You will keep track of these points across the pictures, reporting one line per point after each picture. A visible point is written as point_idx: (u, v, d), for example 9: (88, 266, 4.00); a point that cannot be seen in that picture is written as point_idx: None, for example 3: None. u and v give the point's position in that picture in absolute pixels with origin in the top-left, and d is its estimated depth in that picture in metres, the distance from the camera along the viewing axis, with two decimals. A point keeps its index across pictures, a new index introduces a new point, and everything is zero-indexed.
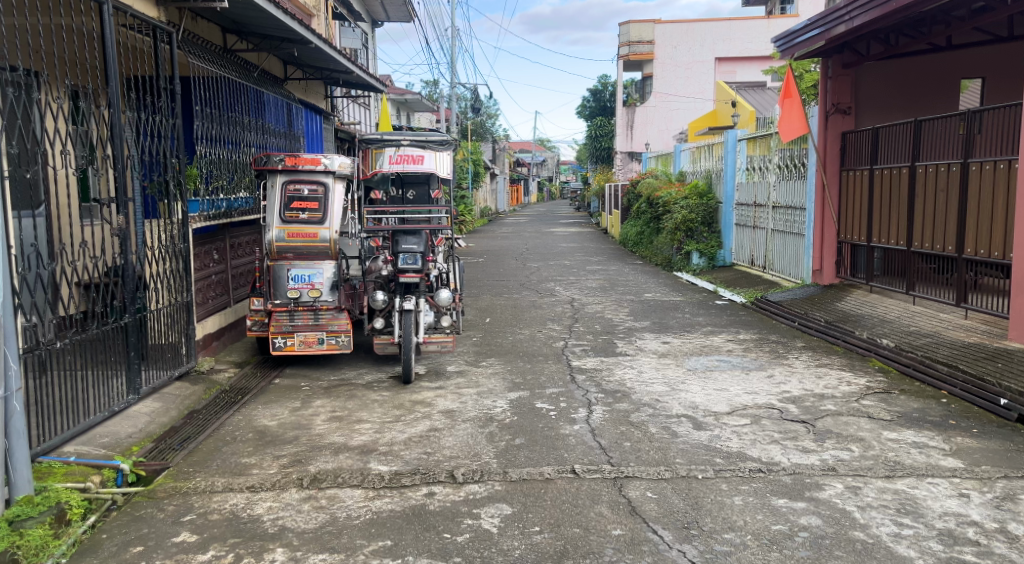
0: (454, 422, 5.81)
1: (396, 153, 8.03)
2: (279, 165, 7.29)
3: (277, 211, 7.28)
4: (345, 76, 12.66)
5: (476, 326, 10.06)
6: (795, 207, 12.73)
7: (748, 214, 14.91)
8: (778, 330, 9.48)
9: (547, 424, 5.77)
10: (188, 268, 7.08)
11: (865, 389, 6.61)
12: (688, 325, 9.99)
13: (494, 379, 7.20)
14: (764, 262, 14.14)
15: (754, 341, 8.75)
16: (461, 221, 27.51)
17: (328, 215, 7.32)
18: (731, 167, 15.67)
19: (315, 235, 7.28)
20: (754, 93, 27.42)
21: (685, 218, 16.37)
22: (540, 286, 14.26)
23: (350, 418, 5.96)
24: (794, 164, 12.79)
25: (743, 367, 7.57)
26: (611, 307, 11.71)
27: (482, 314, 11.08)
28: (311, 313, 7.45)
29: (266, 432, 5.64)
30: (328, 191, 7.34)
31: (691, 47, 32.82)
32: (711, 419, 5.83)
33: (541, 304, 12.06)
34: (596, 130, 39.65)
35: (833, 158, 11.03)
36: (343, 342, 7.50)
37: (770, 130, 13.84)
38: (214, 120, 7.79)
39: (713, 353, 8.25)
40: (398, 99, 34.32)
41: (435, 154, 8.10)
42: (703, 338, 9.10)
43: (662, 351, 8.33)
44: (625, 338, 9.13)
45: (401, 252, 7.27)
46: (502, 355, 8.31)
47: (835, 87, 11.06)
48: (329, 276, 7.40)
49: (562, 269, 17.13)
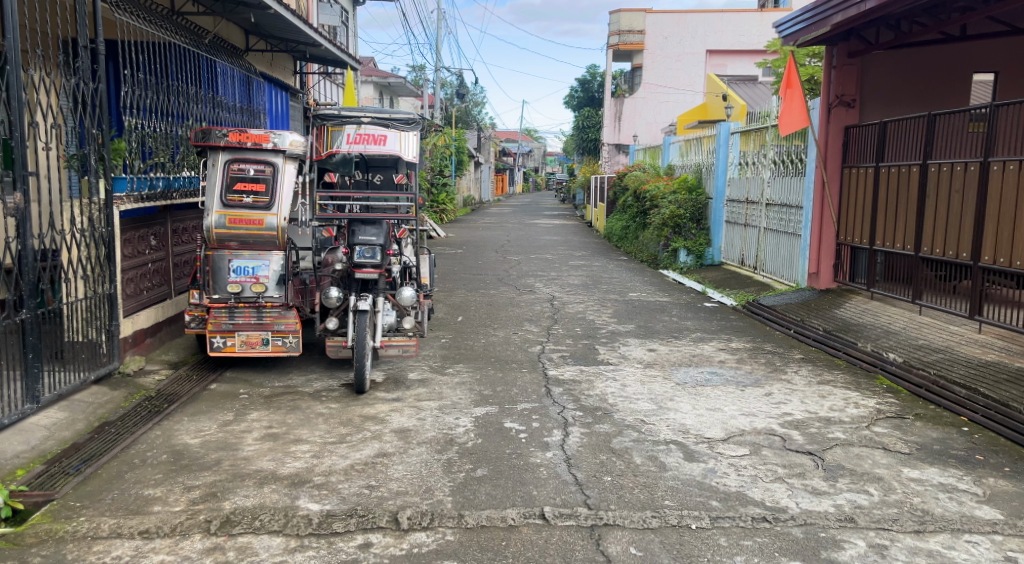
0: (407, 446, 4.98)
1: (355, 132, 6.79)
2: (222, 141, 6.49)
3: (217, 193, 6.45)
4: (313, 49, 11.74)
5: (446, 326, 9.22)
6: (790, 206, 11.99)
7: (739, 212, 14.19)
8: (772, 339, 8.74)
9: (515, 451, 4.96)
10: (113, 256, 6.32)
11: (875, 412, 5.81)
12: (675, 330, 9.22)
13: (459, 391, 6.38)
14: (754, 263, 13.44)
15: (747, 352, 8.00)
16: (442, 209, 26.70)
17: (276, 200, 6.49)
18: (722, 161, 14.93)
19: (260, 221, 6.46)
20: (746, 86, 26.61)
21: (672, 214, 15.60)
22: (520, 281, 13.48)
23: (286, 438, 5.12)
24: (791, 160, 12.06)
25: (737, 382, 6.81)
26: (593, 307, 10.93)
27: (455, 312, 10.26)
28: (253, 310, 6.58)
29: (183, 453, 4.80)
30: (276, 172, 6.53)
31: (682, 38, 31.99)
32: (705, 448, 5.05)
33: (519, 301, 11.27)
34: (583, 121, 38.91)
35: (835, 155, 10.24)
36: (291, 344, 6.62)
37: (765, 122, 13.08)
38: (149, 88, 6.97)
39: (703, 364, 7.49)
40: (380, 82, 33.54)
41: (399, 133, 6.79)
42: (692, 346, 8.33)
43: (647, 361, 7.55)
44: (608, 344, 8.34)
45: (357, 244, 6.40)
46: (471, 360, 7.48)
47: (840, 77, 10.24)
48: (276, 270, 6.56)
49: (544, 263, 16.36)
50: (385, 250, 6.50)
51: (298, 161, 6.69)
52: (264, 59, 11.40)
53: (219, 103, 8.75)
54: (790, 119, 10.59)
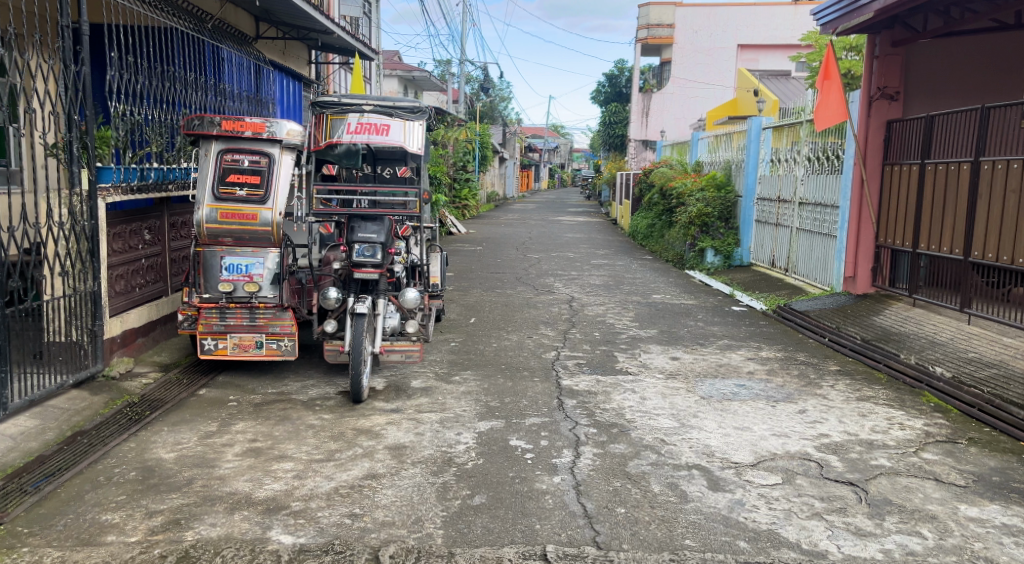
0: (400, 466, 4.52)
1: (357, 121, 6.26)
2: (213, 130, 6.02)
3: (208, 186, 6.00)
4: (326, 38, 11.29)
5: (457, 328, 8.76)
6: (825, 205, 11.39)
7: (770, 210, 13.58)
8: (806, 347, 8.17)
9: (519, 474, 4.47)
10: (98, 251, 5.92)
11: (923, 435, 5.25)
12: (700, 337, 8.67)
13: (464, 402, 5.90)
14: (785, 265, 12.85)
15: (778, 363, 7.44)
16: (464, 205, 26.28)
17: (271, 193, 6.04)
18: (753, 158, 14.33)
19: (254, 216, 5.99)
20: (778, 81, 25.86)
21: (699, 212, 14.99)
22: (538, 281, 12.98)
23: (269, 453, 4.67)
24: (826, 156, 11.47)
25: (767, 397, 6.26)
26: (614, 310, 10.40)
27: (468, 313, 9.81)
28: (246, 311, 6.12)
29: (155, 470, 4.36)
30: (273, 164, 6.07)
31: (713, 32, 31.29)
32: (731, 475, 4.53)
33: (536, 303, 10.78)
34: (610, 116, 38.27)
35: (875, 151, 9.72)
36: (286, 348, 6.13)
37: (800, 117, 12.47)
38: (140, 73, 6.53)
39: (730, 375, 6.95)
40: (405, 76, 33.15)
41: (404, 123, 6.35)
42: (719, 354, 7.78)
43: (670, 371, 7.02)
44: (628, 351, 7.83)
45: (357, 242, 5.93)
46: (480, 367, 7.02)
47: (883, 67, 9.66)
48: (270, 268, 6.10)
49: (566, 262, 15.84)
50: (387, 249, 6.02)
51: (297, 152, 6.21)
52: (275, 48, 10.99)
53: (222, 91, 8.34)
54: (828, 114, 10.06)
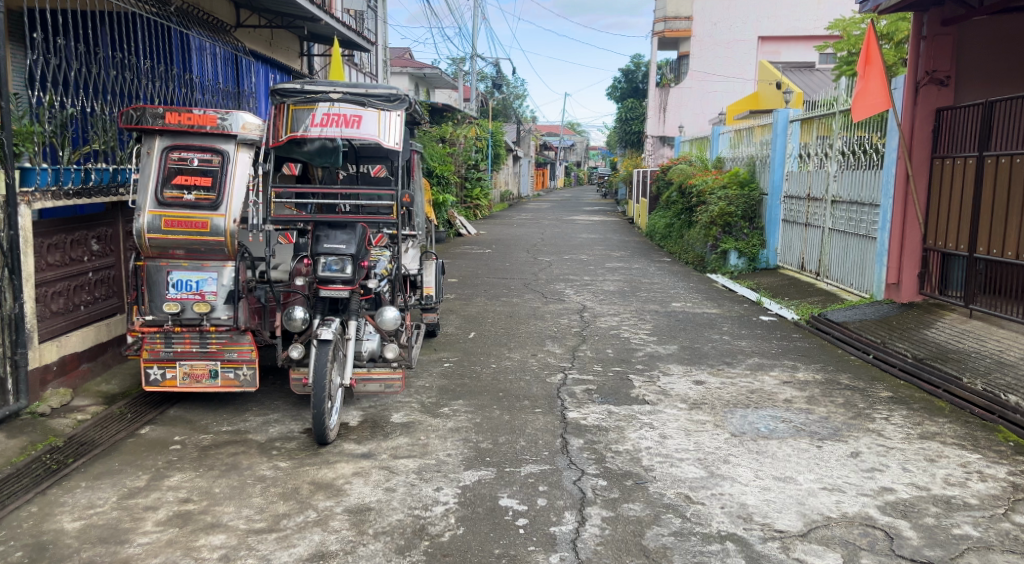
0: (361, 541, 3.64)
1: (326, 110, 5.21)
2: (156, 125, 5.00)
3: (151, 188, 4.98)
4: (313, 25, 10.33)
5: (453, 345, 7.84)
6: (861, 203, 10.40)
7: (800, 209, 12.56)
8: (849, 368, 7.21)
9: (506, 551, 3.58)
10: (18, 268, 4.99)
11: (1008, 493, 4.30)
12: (727, 355, 7.70)
13: (451, 442, 4.99)
14: (816, 268, 11.87)
15: (818, 388, 6.46)
16: (475, 205, 25.46)
17: (225, 196, 5.01)
18: (779, 153, 13.33)
19: (204, 224, 4.96)
20: (801, 74, 24.82)
21: (722, 211, 13.93)
22: (548, 288, 12.05)
23: (199, 521, 3.75)
24: (863, 151, 10.49)
25: (810, 434, 5.29)
26: (630, 321, 9.45)
27: (467, 327, 8.90)
28: (196, 336, 5.10)
29: (48, 549, 3.48)
30: (226, 163, 5.07)
31: (732, 24, 30.27)
32: (774, 551, 3.61)
33: (544, 314, 9.86)
34: (625, 113, 37.27)
35: (922, 142, 8.88)
36: (245, 378, 5.19)
37: (831, 107, 11.45)
38: (78, 58, 5.60)
39: (765, 404, 5.97)
40: (415, 73, 32.35)
41: (379, 112, 5.26)
42: (749, 377, 6.82)
43: (694, 399, 6.07)
44: (645, 374, 6.88)
45: (322, 255, 5.00)
46: (475, 395, 6.10)
47: (931, 49, 8.79)
48: (225, 285, 5.06)
49: (579, 265, 14.90)
50: (359, 261, 5.09)
51: (254, 148, 5.22)
52: (261, 38, 10.01)
53: (189, 81, 7.32)
54: (867, 104, 9.16)
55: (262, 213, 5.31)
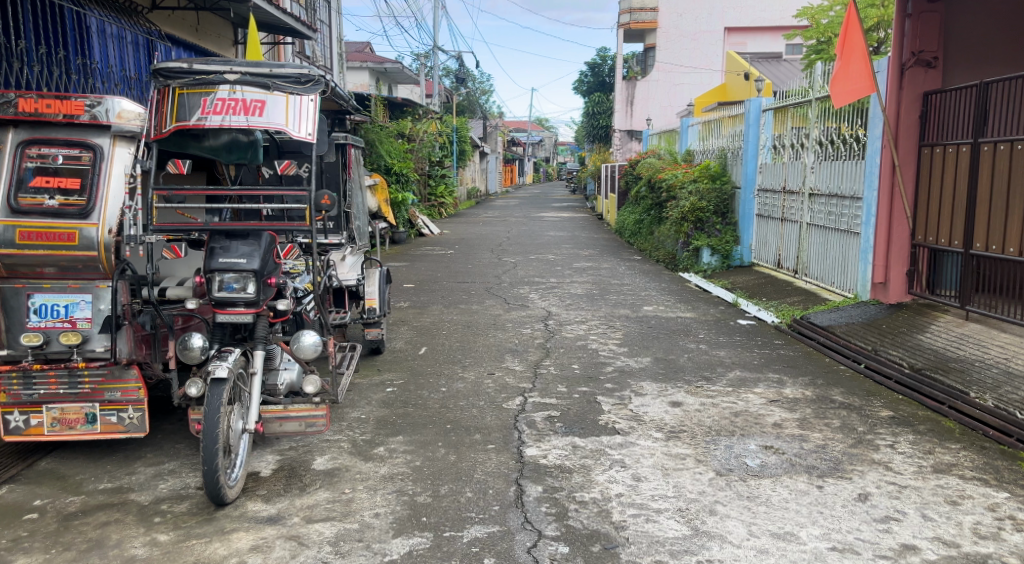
0: None
1: (228, 94, 4.26)
2: (8, 114, 4.07)
3: (2, 193, 4.08)
4: (242, 9, 9.39)
5: (399, 365, 6.95)
6: (841, 196, 9.70)
7: (775, 203, 11.83)
8: (840, 381, 6.46)
9: None
10: None
11: None
12: (706, 368, 6.92)
13: (381, 494, 4.14)
14: (794, 266, 11.16)
15: (809, 408, 5.68)
16: (439, 204, 24.61)
17: (98, 201, 4.14)
18: (752, 144, 12.61)
19: (71, 236, 4.08)
20: (769, 65, 24.24)
21: (693, 206, 13.20)
22: (511, 292, 11.21)
23: None
24: (841, 140, 9.79)
25: (807, 468, 4.52)
26: (599, 329, 8.63)
27: (418, 340, 8.02)
28: (63, 374, 4.17)
29: None
30: (99, 160, 4.18)
31: (698, 16, 29.65)
32: None
33: (505, 323, 9.02)
34: (592, 107, 36.53)
35: (909, 128, 8.13)
36: (131, 422, 4.29)
37: (807, 94, 10.71)
38: None
39: (752, 431, 5.18)
40: (376, 68, 31.38)
41: (286, 96, 4.34)
42: (732, 396, 6.03)
43: (671, 427, 5.26)
44: (614, 395, 6.06)
45: (218, 272, 4.09)
46: (417, 429, 5.24)
47: (917, 28, 8.02)
48: (102, 309, 4.18)
49: (545, 266, 14.08)
50: (265, 278, 4.19)
51: (135, 141, 4.30)
52: (185, 23, 9.10)
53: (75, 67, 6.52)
54: (851, 86, 8.41)
55: (144, 220, 4.27)
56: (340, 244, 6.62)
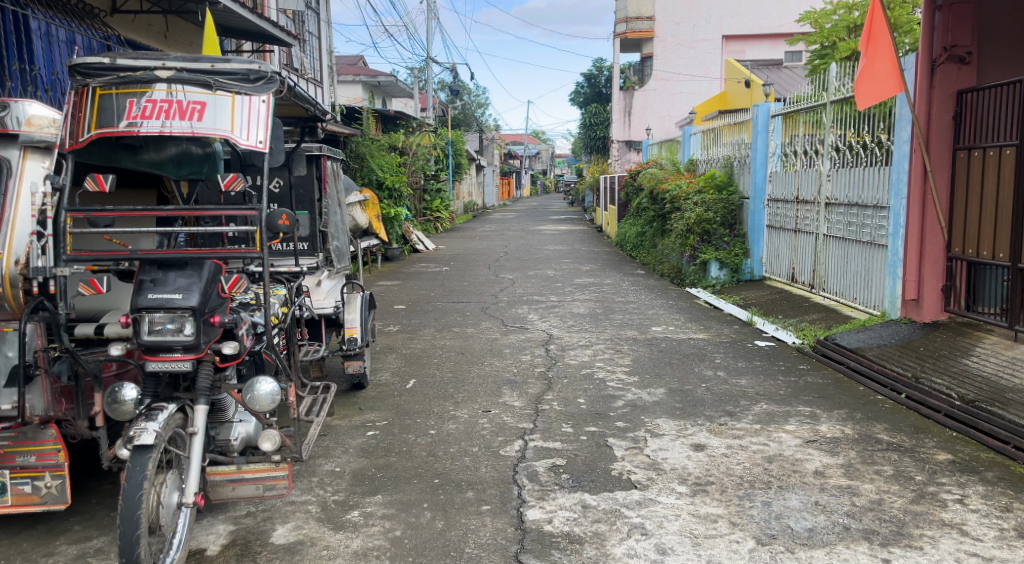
0: None
1: (165, 95, 3.52)
2: None
3: None
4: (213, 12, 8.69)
5: (383, 402, 6.20)
6: (862, 205, 8.98)
7: (787, 214, 11.11)
8: (881, 414, 5.73)
9: None
10: None
11: None
12: (727, 400, 6.16)
13: None
14: (811, 280, 10.43)
15: (853, 450, 4.93)
16: (436, 219, 23.96)
17: (4, 225, 3.48)
18: (760, 152, 11.89)
19: None
20: (771, 71, 23.60)
21: (699, 218, 12.47)
22: (509, 312, 10.48)
23: None
24: (860, 145, 9.08)
25: (864, 534, 3.78)
26: (605, 354, 7.89)
27: (406, 371, 7.26)
28: None
29: None
30: (6, 178, 3.54)
31: (696, 24, 28.99)
32: None
33: (503, 348, 8.25)
34: (590, 118, 35.93)
35: (942, 130, 7.41)
36: (49, 493, 3.52)
37: (821, 98, 9.94)
38: None
39: (791, 482, 4.43)
40: (370, 82, 30.81)
41: (231, 98, 3.61)
42: (762, 435, 5.29)
43: (696, 479, 4.51)
44: (627, 436, 5.30)
45: (145, 310, 3.35)
46: (399, 485, 4.50)
47: (948, 21, 7.31)
48: (10, 357, 3.51)
49: (545, 283, 13.37)
50: (207, 316, 3.45)
51: (51, 154, 3.68)
52: (151, 28, 8.39)
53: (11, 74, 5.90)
54: (876, 87, 7.71)
55: (56, 249, 3.48)
56: (315, 267, 5.95)
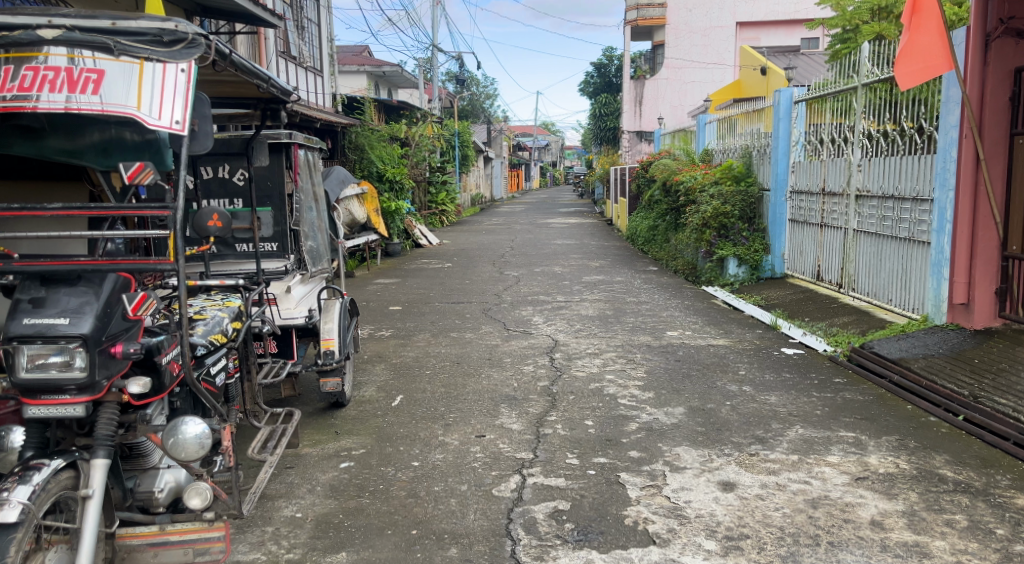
0: None
1: (60, 61, 2.84)
2: None
3: None
4: None
5: (363, 424, 5.43)
6: (900, 198, 8.13)
7: (813, 207, 10.27)
8: (938, 442, 4.92)
9: None
10: None
11: None
12: (757, 424, 5.35)
13: None
14: (839, 279, 9.60)
15: (913, 491, 4.13)
16: (440, 212, 23.16)
17: None
18: (782, 140, 11.03)
19: None
20: (788, 58, 22.70)
21: (716, 211, 11.65)
22: (512, 314, 9.70)
23: None
24: (897, 131, 8.22)
25: None
26: (616, 364, 7.10)
27: (393, 386, 6.48)
28: None
29: None
30: None
31: (709, 10, 28.09)
32: None
33: (502, 357, 7.45)
34: (600, 108, 35.02)
35: (997, 113, 6.58)
36: None
37: (851, 82, 9.08)
38: None
39: (844, 536, 3.65)
40: (373, 72, 29.94)
41: (138, 65, 2.90)
42: (802, 469, 4.50)
43: (728, 531, 3.73)
44: (643, 471, 4.51)
45: (19, 337, 2.62)
46: (370, 538, 3.73)
47: None
48: None
49: (551, 281, 12.57)
50: (104, 344, 2.72)
51: None
52: (116, 5, 7.60)
53: None
54: (919, 64, 6.89)
55: None
56: (284, 271, 5.16)
